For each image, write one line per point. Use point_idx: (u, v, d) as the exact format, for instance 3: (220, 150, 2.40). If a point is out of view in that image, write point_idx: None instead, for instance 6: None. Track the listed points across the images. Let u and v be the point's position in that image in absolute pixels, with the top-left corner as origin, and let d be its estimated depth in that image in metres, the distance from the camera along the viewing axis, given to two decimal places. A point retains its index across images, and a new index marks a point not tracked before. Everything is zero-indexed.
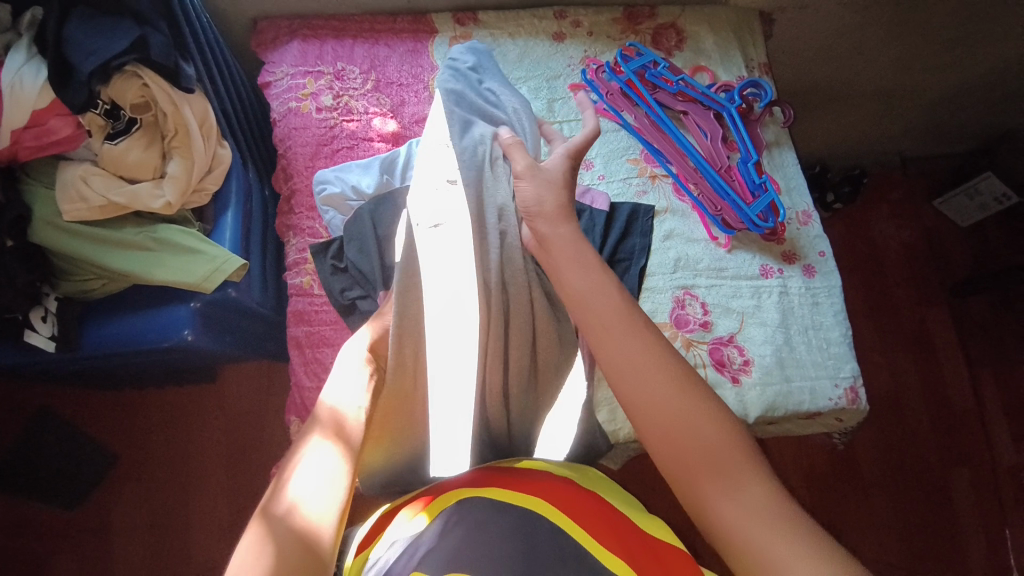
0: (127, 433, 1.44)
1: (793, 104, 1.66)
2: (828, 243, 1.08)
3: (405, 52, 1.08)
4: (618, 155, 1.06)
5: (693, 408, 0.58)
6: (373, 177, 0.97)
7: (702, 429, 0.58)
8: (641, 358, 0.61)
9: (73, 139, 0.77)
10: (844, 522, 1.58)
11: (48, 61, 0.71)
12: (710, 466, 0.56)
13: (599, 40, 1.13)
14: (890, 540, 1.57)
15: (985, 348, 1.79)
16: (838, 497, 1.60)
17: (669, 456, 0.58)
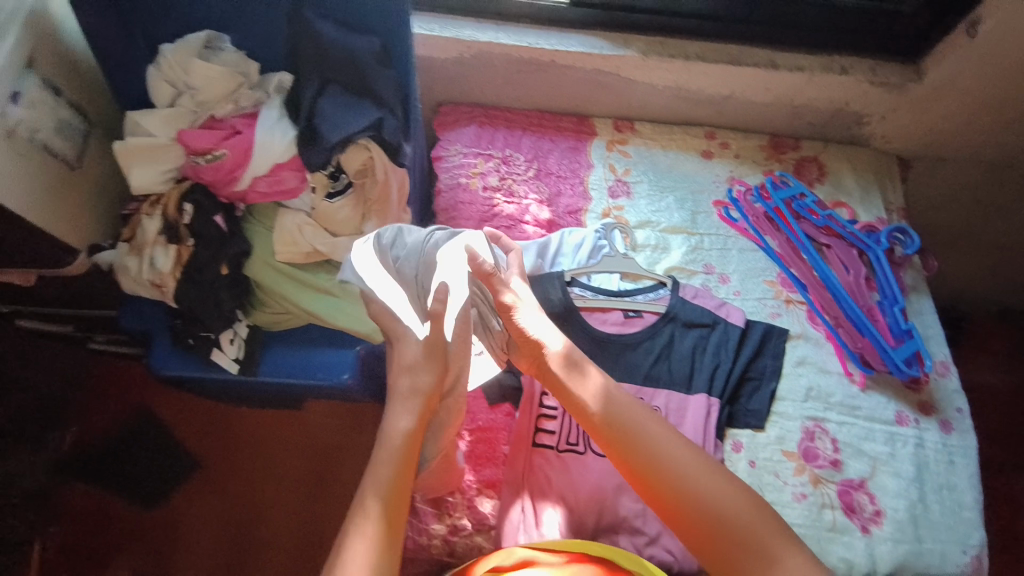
0: (212, 442, 1.43)
1: None
2: (966, 400, 1.05)
3: (567, 149, 1.18)
4: (754, 275, 1.10)
5: (724, 495, 0.68)
6: (529, 259, 1.04)
7: (733, 512, 0.67)
8: (669, 450, 0.70)
9: (294, 191, 0.86)
10: None
11: (299, 127, 0.82)
12: (743, 546, 0.66)
13: (744, 163, 1.20)
14: None
15: None
16: None
17: (699, 539, 0.67)
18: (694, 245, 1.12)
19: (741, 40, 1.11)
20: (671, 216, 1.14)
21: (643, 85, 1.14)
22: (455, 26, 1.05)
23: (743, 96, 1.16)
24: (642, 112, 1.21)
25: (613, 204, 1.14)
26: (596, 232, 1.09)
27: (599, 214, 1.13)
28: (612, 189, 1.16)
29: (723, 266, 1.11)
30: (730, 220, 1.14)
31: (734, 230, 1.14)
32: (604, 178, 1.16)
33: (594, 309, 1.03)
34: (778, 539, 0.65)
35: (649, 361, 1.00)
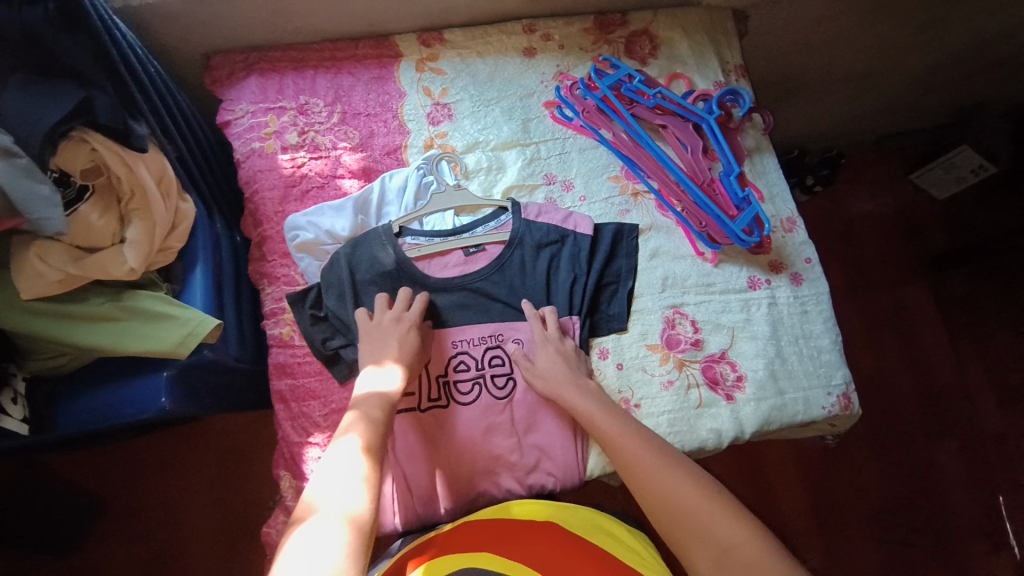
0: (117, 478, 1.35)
1: (772, 96, 1.65)
2: (814, 248, 1.07)
3: (370, 80, 1.04)
4: (598, 173, 1.06)
5: (693, 495, 0.74)
6: (348, 219, 0.94)
7: (687, 496, 0.74)
8: (641, 456, 0.78)
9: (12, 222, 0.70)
10: (837, 501, 1.67)
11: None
12: (703, 535, 0.71)
13: (571, 54, 1.09)
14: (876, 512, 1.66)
15: (965, 319, 1.87)
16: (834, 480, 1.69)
17: (676, 532, 0.73)
18: (530, 158, 1.05)
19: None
20: (499, 131, 1.05)
21: None
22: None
23: None
24: (449, 18, 1.07)
25: (435, 132, 1.03)
26: (419, 169, 0.99)
27: (421, 147, 1.02)
28: (432, 116, 1.04)
29: (565, 173, 1.05)
30: (564, 120, 1.06)
31: (570, 130, 1.07)
32: (419, 105, 1.04)
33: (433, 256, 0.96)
34: (734, 522, 0.71)
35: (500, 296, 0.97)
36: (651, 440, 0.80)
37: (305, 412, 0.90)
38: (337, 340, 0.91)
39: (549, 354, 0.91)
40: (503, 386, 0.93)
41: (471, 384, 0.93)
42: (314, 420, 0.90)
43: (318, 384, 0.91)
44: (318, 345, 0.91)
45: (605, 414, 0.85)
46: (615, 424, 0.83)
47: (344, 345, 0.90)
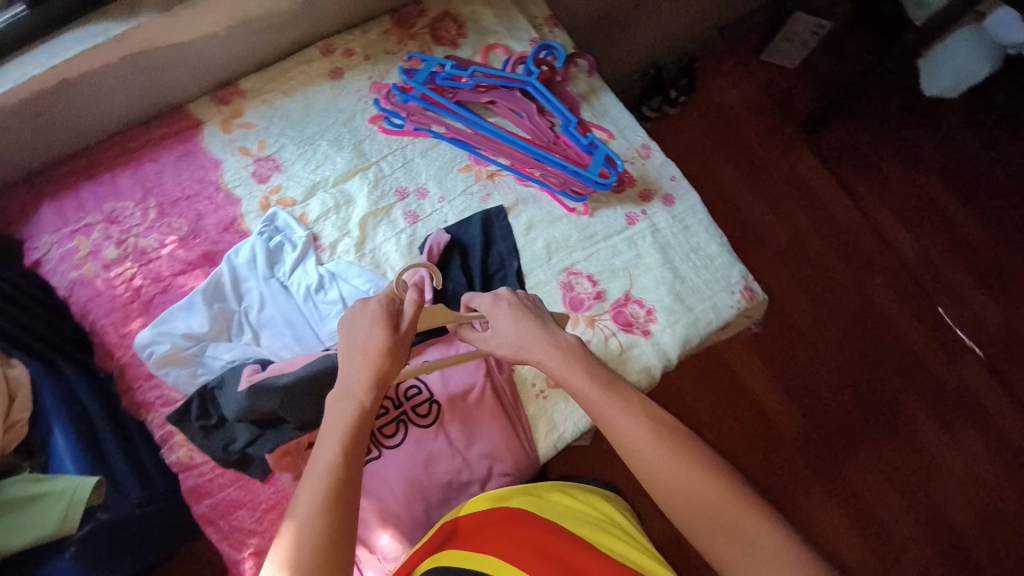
0: None
1: (611, 24, 1.80)
2: (675, 165, 1.10)
3: (177, 161, 0.97)
4: (448, 170, 1.03)
5: (696, 475, 0.67)
6: (203, 314, 0.90)
7: (701, 493, 0.66)
8: (636, 437, 0.70)
9: None
10: (798, 354, 1.96)
11: None
12: (722, 527, 0.65)
13: (379, 62, 1.05)
14: (833, 347, 1.98)
15: (848, 166, 2.19)
16: (793, 341, 1.97)
17: (687, 525, 0.67)
18: (374, 180, 1.01)
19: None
20: (334, 165, 1.00)
21: (198, 42, 0.92)
22: None
23: None
24: (237, 67, 1.00)
25: (268, 190, 0.98)
26: (262, 234, 0.94)
27: (258, 211, 0.97)
28: (258, 173, 0.98)
29: (415, 181, 1.02)
30: (395, 130, 1.03)
31: (406, 137, 1.03)
32: (240, 167, 0.98)
33: (313, 314, 0.93)
34: (749, 515, 0.64)
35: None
36: (639, 408, 0.72)
37: (237, 524, 0.85)
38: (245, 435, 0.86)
39: (512, 338, 0.80)
40: (427, 412, 0.92)
41: (396, 424, 0.90)
42: (248, 529, 0.85)
43: (238, 488, 0.86)
44: (224, 448, 0.86)
45: (588, 386, 0.74)
46: (599, 396, 0.74)
47: (248, 443, 0.86)
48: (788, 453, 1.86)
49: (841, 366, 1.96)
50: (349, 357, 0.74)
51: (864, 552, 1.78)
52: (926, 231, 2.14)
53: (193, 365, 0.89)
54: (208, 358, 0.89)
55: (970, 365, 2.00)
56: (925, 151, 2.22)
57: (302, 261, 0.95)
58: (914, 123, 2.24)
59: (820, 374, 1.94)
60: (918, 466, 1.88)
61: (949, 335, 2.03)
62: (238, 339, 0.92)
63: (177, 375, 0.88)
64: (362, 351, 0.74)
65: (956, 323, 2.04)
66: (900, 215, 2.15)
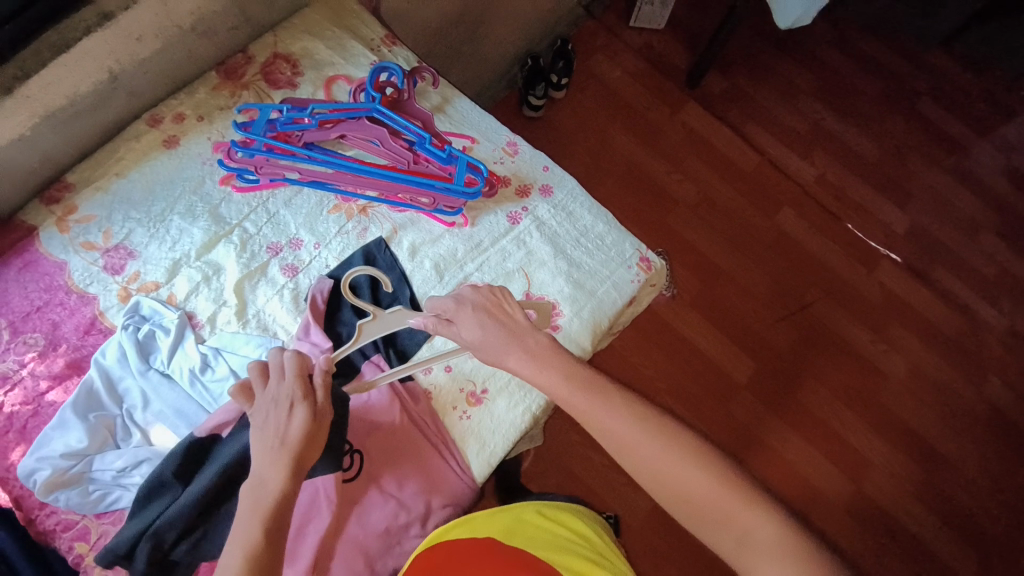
0: None
1: (473, 25, 1.78)
2: (545, 155, 1.10)
3: (19, 273, 0.89)
4: (317, 214, 0.99)
5: (686, 471, 0.66)
6: (80, 427, 0.81)
7: (693, 489, 0.66)
8: (623, 436, 0.70)
9: None
10: (732, 299, 2.02)
11: None
12: (716, 519, 0.65)
13: (215, 120, 1.00)
14: (761, 284, 2.05)
15: (735, 110, 2.27)
16: (724, 289, 2.03)
17: (684, 520, 0.67)
18: (240, 242, 0.96)
19: (30, 26, 0.79)
20: (193, 237, 0.94)
21: (5, 148, 0.84)
22: None
23: (125, 62, 0.90)
24: (60, 160, 0.93)
25: (125, 279, 0.91)
26: (127, 327, 0.87)
27: (119, 304, 0.90)
28: (110, 265, 0.91)
29: (285, 233, 0.98)
30: (250, 186, 0.98)
31: (264, 191, 0.99)
32: (88, 264, 0.91)
33: (204, 397, 0.87)
34: (747, 511, 0.64)
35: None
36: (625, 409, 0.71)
37: None
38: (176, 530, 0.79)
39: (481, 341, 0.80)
40: (350, 465, 0.87)
41: None
42: None
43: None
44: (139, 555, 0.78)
45: (573, 392, 0.74)
46: (585, 400, 0.73)
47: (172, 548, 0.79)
48: (744, 396, 1.92)
49: (772, 300, 2.03)
50: (265, 441, 0.68)
51: (833, 469, 1.87)
52: (820, 154, 2.25)
53: (83, 483, 0.81)
54: (96, 472, 0.81)
55: (885, 270, 2.12)
56: (801, 80, 2.33)
57: (179, 344, 0.88)
58: (784, 56, 2.35)
59: (755, 312, 2.01)
60: (861, 376, 1.98)
61: (861, 247, 2.14)
62: (127, 443, 0.84)
63: (66, 499, 0.79)
64: (280, 438, 0.68)
65: (865, 234, 2.16)
66: (792, 146, 2.25)
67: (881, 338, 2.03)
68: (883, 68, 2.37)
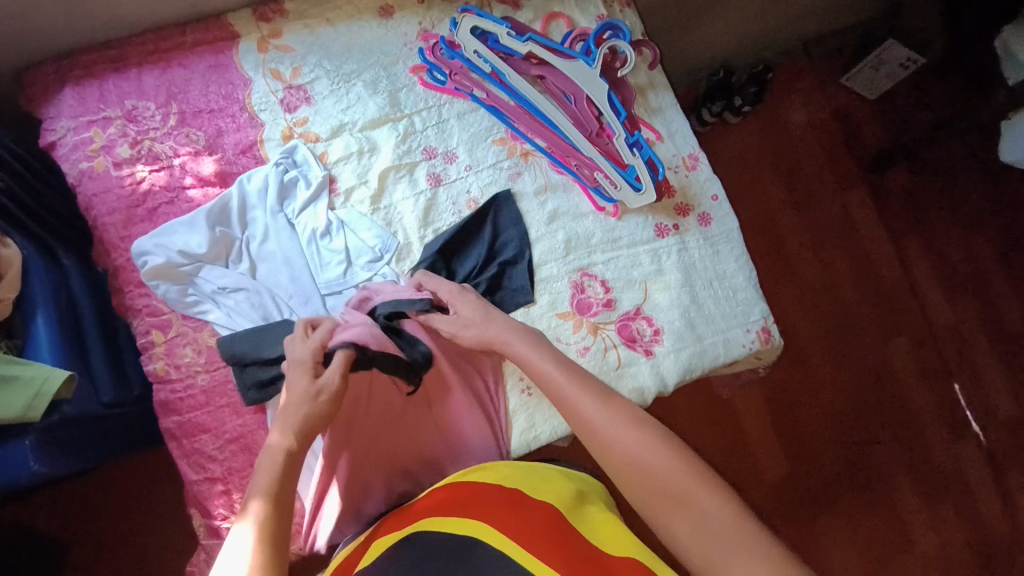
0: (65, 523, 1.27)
1: (691, 12, 1.65)
2: (720, 184, 1.03)
3: (206, 70, 0.92)
4: (481, 138, 0.97)
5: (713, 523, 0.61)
6: (203, 234, 0.86)
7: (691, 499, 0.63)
8: (653, 469, 0.66)
9: None
10: (797, 398, 1.90)
11: None
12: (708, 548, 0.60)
13: (433, 8, 0.99)
14: (837, 398, 1.91)
15: (902, 217, 2.06)
16: (795, 385, 1.91)
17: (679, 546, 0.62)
18: (403, 133, 0.95)
19: None
20: (365, 108, 0.95)
21: None
22: None
23: None
24: None
25: (293, 120, 0.93)
26: (278, 165, 0.90)
27: (279, 139, 0.92)
28: (287, 101, 0.93)
29: (445, 143, 0.96)
30: (435, 85, 0.97)
31: (445, 95, 0.97)
32: (269, 91, 0.93)
33: (314, 259, 0.89)
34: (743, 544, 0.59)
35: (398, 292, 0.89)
36: (628, 412, 0.70)
37: (198, 448, 0.82)
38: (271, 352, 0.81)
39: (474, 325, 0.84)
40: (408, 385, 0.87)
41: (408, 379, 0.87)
42: (209, 455, 0.82)
43: (241, 458, 0.82)
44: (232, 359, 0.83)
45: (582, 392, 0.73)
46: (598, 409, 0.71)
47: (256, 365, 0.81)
48: (762, 493, 1.83)
49: (840, 419, 1.90)
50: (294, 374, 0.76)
51: None
52: (967, 302, 2.02)
53: (185, 284, 0.86)
54: (200, 280, 0.86)
55: (971, 449, 1.93)
56: (991, 218, 2.07)
57: (313, 202, 0.91)
58: (987, 186, 2.08)
59: (815, 422, 1.89)
60: (889, 535, 1.84)
61: (959, 415, 1.95)
62: (234, 266, 0.88)
63: (167, 292, 0.85)
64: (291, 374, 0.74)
65: (969, 403, 1.95)
66: (944, 280, 2.03)
67: (931, 510, 1.88)
68: None
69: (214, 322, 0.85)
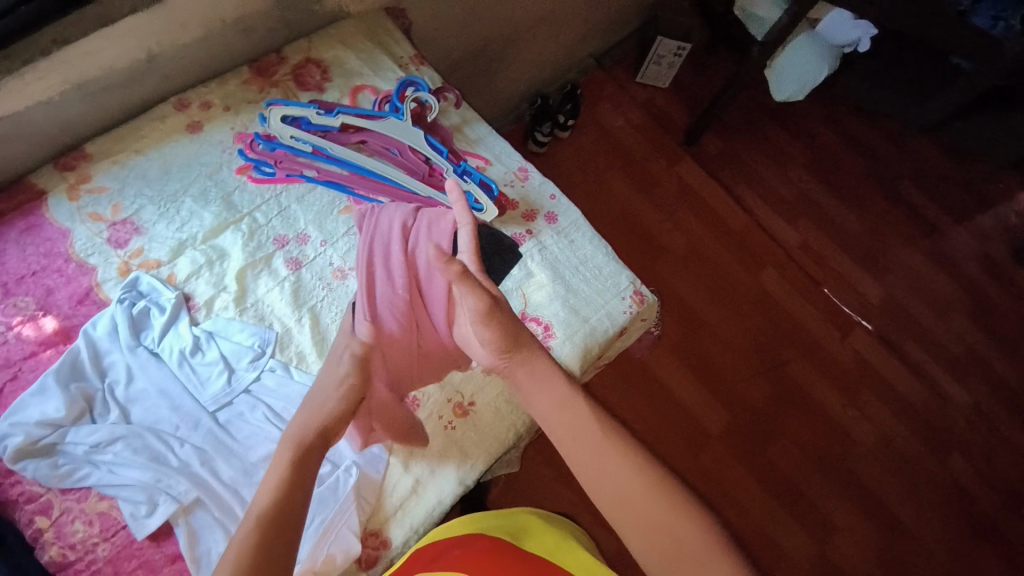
0: None
1: (491, 59, 1.86)
2: (553, 184, 1.15)
3: (19, 235, 0.88)
4: (327, 212, 1.01)
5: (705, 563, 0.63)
6: (59, 397, 0.79)
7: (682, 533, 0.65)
8: (641, 495, 0.67)
9: None
10: (709, 349, 2.07)
11: None
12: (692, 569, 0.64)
13: (242, 111, 1.03)
14: (740, 337, 2.10)
15: (727, 171, 2.38)
16: (703, 338, 2.08)
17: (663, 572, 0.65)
18: (248, 231, 0.96)
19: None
20: (202, 220, 0.95)
21: (30, 109, 0.86)
22: None
23: (165, 45, 0.94)
24: (81, 131, 0.96)
25: (127, 254, 0.91)
26: (123, 301, 0.86)
27: (117, 278, 0.89)
28: (114, 239, 0.91)
29: (293, 228, 0.99)
30: (266, 179, 1.00)
31: (279, 185, 1.00)
32: (93, 235, 0.91)
33: (190, 379, 0.86)
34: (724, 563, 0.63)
35: (300, 374, 0.89)
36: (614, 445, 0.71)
37: None
38: (174, 487, 0.78)
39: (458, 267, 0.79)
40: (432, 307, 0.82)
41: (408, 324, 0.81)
42: None
43: None
44: (130, 517, 0.76)
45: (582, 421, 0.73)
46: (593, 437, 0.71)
47: (160, 505, 0.76)
48: (714, 446, 1.94)
49: (751, 353, 2.08)
50: (269, 466, 0.70)
51: (797, 528, 1.87)
52: (804, 222, 2.35)
53: (54, 456, 0.78)
54: (68, 445, 0.78)
55: (859, 338, 2.18)
56: (791, 150, 2.46)
57: (173, 325, 0.88)
58: (777, 127, 2.48)
59: (732, 364, 2.06)
60: (828, 437, 2.01)
61: (837, 313, 2.21)
62: (104, 419, 0.81)
63: (34, 472, 0.76)
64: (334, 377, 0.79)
65: (841, 301, 2.23)
66: (779, 210, 2.35)
67: (852, 401, 2.08)
68: (869, 148, 2.50)
69: (97, 484, 0.77)
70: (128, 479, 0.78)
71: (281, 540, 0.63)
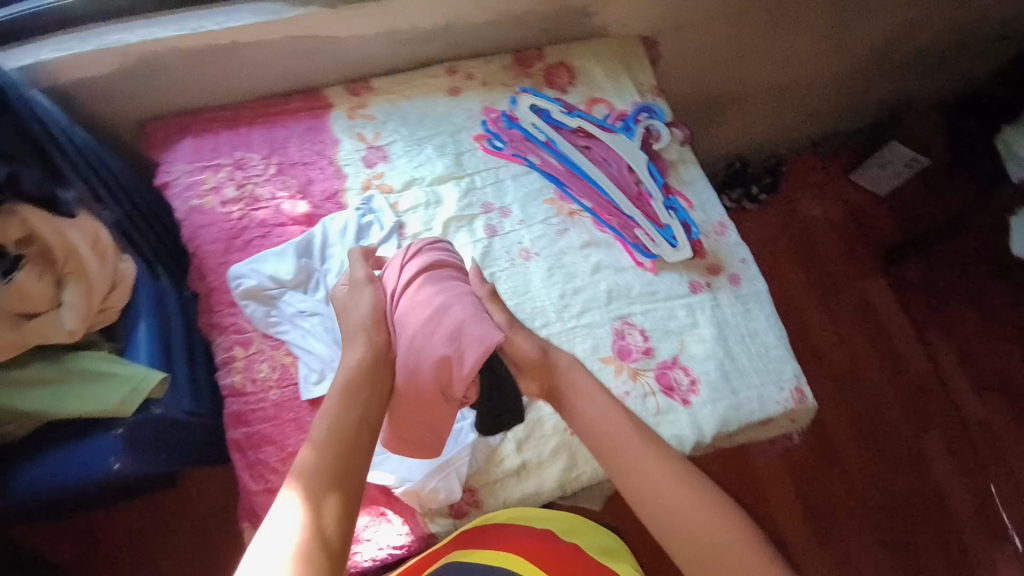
0: (80, 558, 1.24)
1: (712, 111, 1.84)
2: (747, 249, 1.12)
3: (304, 131, 1.08)
4: (534, 198, 1.09)
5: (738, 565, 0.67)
6: (291, 262, 0.96)
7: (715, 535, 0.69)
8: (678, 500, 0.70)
9: None
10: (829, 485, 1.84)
11: None
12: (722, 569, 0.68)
13: (495, 90, 1.15)
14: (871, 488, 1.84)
15: (922, 308, 2.11)
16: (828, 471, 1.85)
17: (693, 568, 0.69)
18: (467, 189, 1.08)
19: None
20: (434, 167, 1.08)
21: (348, 39, 1.07)
22: (102, 36, 0.95)
23: (457, 24, 1.11)
24: (374, 67, 1.14)
25: (372, 174, 1.06)
26: (358, 210, 1.02)
27: (359, 189, 1.05)
28: (367, 159, 1.07)
29: (502, 200, 1.08)
30: (495, 151, 1.10)
31: (503, 160, 1.10)
32: (354, 149, 1.07)
33: None
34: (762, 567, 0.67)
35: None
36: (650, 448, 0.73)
37: (261, 459, 0.86)
38: None
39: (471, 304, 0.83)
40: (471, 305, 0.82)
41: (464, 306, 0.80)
42: (272, 467, 0.86)
43: None
44: (302, 378, 0.90)
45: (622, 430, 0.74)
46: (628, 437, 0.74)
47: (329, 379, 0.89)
48: None
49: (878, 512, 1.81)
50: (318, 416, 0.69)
51: None
52: (999, 399, 1.99)
53: (271, 307, 0.94)
54: (282, 303, 0.94)
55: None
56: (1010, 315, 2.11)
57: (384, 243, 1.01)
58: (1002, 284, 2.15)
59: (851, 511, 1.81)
60: None
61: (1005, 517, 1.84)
62: (312, 294, 0.97)
63: (253, 312, 0.94)
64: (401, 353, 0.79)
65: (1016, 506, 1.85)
66: (971, 372, 2.03)
67: None
68: None
69: (290, 341, 0.92)
70: (312, 349, 0.92)
71: (337, 483, 0.64)
